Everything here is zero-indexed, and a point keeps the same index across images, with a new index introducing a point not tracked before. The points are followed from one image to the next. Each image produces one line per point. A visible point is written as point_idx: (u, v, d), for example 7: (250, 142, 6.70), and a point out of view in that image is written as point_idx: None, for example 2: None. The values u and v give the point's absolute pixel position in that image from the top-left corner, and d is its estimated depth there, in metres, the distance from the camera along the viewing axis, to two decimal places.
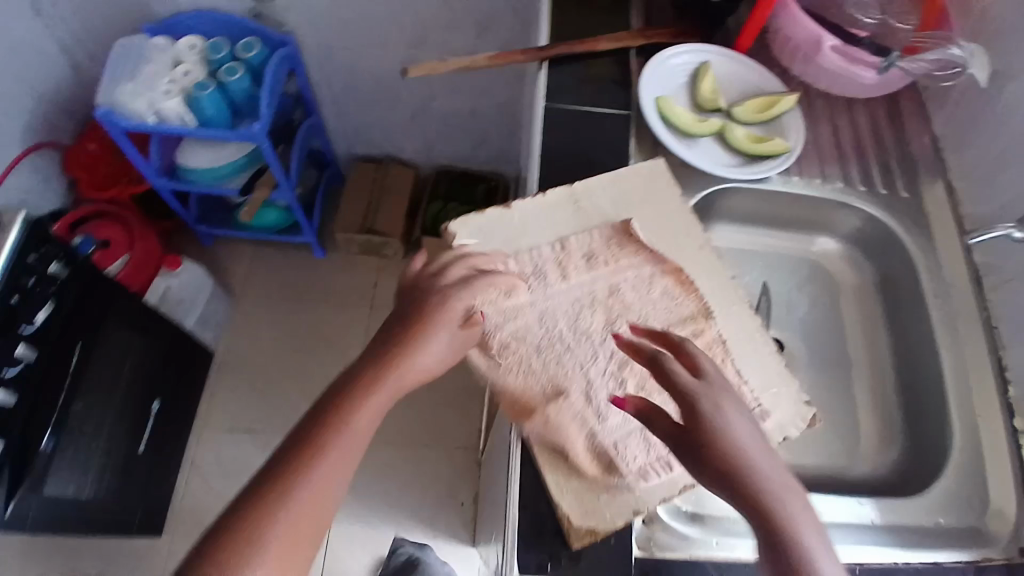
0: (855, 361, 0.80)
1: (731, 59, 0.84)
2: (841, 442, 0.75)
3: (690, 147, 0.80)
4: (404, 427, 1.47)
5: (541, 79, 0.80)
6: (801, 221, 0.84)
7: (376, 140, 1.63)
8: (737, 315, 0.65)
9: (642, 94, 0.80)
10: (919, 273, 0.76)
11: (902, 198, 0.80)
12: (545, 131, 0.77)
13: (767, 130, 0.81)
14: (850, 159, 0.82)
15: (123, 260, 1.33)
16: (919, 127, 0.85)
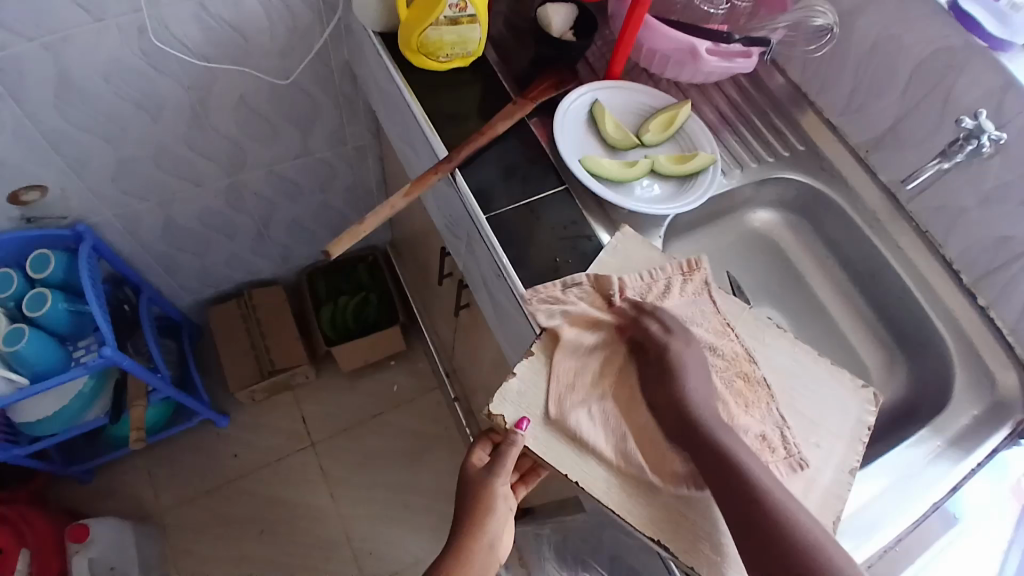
0: (830, 304, 0.87)
1: (616, 88, 0.84)
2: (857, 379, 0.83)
3: (630, 191, 0.78)
4: (415, 544, 1.35)
5: (465, 187, 0.74)
6: (733, 204, 0.88)
7: (224, 275, 1.41)
8: (776, 341, 0.66)
9: (568, 162, 0.76)
10: (847, 211, 0.84)
11: (801, 149, 0.87)
12: (501, 242, 0.71)
13: (678, 143, 0.83)
14: (747, 136, 0.88)
15: (22, 563, 1.07)
16: (782, 81, 0.91)
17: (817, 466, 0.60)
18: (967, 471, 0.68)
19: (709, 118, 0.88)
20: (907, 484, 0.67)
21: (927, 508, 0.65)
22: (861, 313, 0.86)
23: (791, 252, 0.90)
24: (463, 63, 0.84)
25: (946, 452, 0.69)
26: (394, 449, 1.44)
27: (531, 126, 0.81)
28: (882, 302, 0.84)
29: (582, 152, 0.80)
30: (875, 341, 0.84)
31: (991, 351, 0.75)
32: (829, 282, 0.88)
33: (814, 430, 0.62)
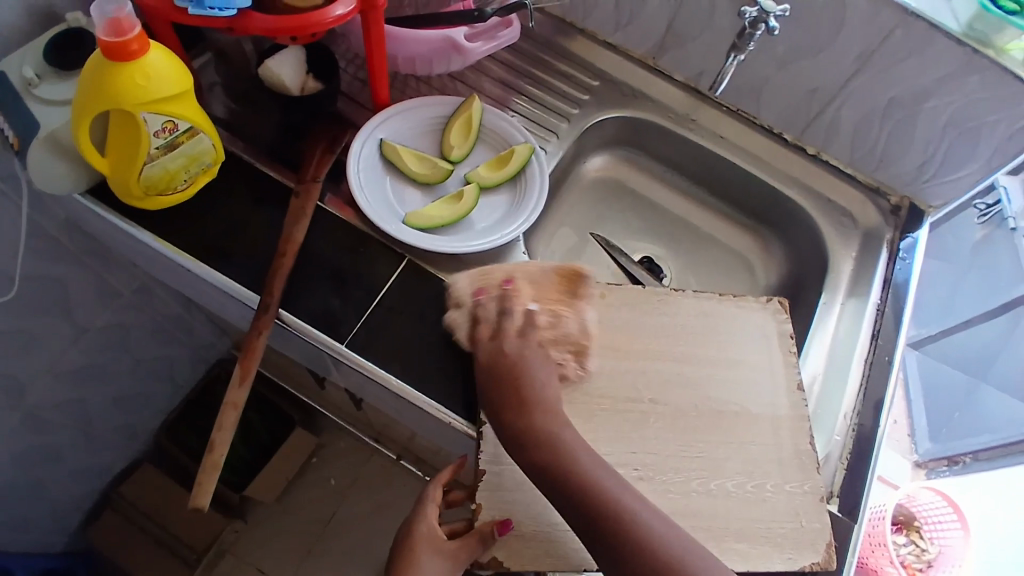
0: (689, 216, 0.89)
1: (395, 117, 0.73)
2: (739, 270, 0.87)
3: (472, 224, 0.70)
4: None
5: (310, 326, 0.62)
6: (563, 172, 0.84)
7: (78, 492, 1.18)
8: (680, 303, 0.66)
9: (396, 233, 0.66)
10: (666, 125, 0.83)
11: (596, 85, 0.83)
12: (384, 360, 0.61)
13: (485, 145, 0.75)
14: (542, 95, 0.81)
15: None
16: (542, 22, 0.85)
17: (776, 397, 0.62)
18: (873, 311, 0.74)
19: (496, 97, 0.79)
20: (842, 349, 0.72)
21: (862, 367, 0.70)
22: (714, 208, 0.89)
23: (633, 182, 0.89)
24: (210, 177, 0.70)
25: (848, 305, 0.75)
26: (370, 535, 1.33)
27: (332, 209, 0.69)
28: (731, 190, 0.86)
29: (402, 209, 0.70)
30: (735, 229, 0.88)
31: (825, 197, 0.81)
32: (675, 194, 0.89)
33: (753, 368, 0.63)
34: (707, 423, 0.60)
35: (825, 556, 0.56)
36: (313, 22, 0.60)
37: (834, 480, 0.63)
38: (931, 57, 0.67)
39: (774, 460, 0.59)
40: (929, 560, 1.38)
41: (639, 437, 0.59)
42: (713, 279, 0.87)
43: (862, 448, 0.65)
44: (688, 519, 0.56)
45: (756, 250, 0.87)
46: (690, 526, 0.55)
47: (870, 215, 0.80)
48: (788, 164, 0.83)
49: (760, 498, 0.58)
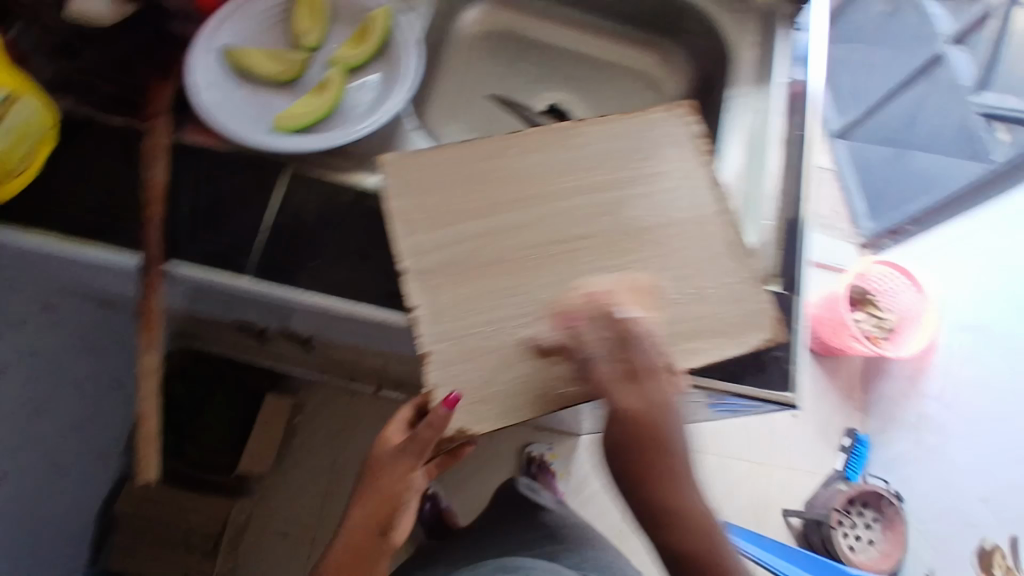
0: (582, 49, 0.84)
1: (231, 15, 0.63)
2: (643, 91, 0.83)
3: (350, 113, 0.64)
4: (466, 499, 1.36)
5: (205, 271, 0.58)
6: (438, 33, 0.76)
7: (72, 516, 1.15)
8: (587, 132, 0.62)
9: (264, 141, 0.59)
10: None
11: None
12: (295, 279, 0.58)
13: (339, 22, 0.66)
14: None
15: None
16: None
17: (699, 199, 0.61)
18: (783, 90, 0.71)
19: None
20: (757, 137, 0.70)
21: (781, 148, 0.69)
22: (604, 34, 0.83)
23: (516, 29, 0.83)
24: (50, 147, 0.60)
25: (758, 91, 0.72)
26: None
27: (190, 138, 0.61)
28: (619, 7, 0.80)
29: (266, 117, 0.62)
30: (630, 49, 0.83)
31: None
32: (564, 30, 0.83)
33: (672, 178, 0.61)
34: (638, 244, 0.59)
35: (775, 333, 0.58)
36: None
37: (768, 263, 0.64)
38: None
39: (709, 259, 0.60)
40: (892, 325, 1.50)
41: (576, 275, 0.57)
42: (618, 105, 0.83)
43: (789, 227, 0.66)
44: (641, 336, 0.56)
45: (655, 65, 0.83)
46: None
47: None
48: None
49: (700, 298, 0.59)
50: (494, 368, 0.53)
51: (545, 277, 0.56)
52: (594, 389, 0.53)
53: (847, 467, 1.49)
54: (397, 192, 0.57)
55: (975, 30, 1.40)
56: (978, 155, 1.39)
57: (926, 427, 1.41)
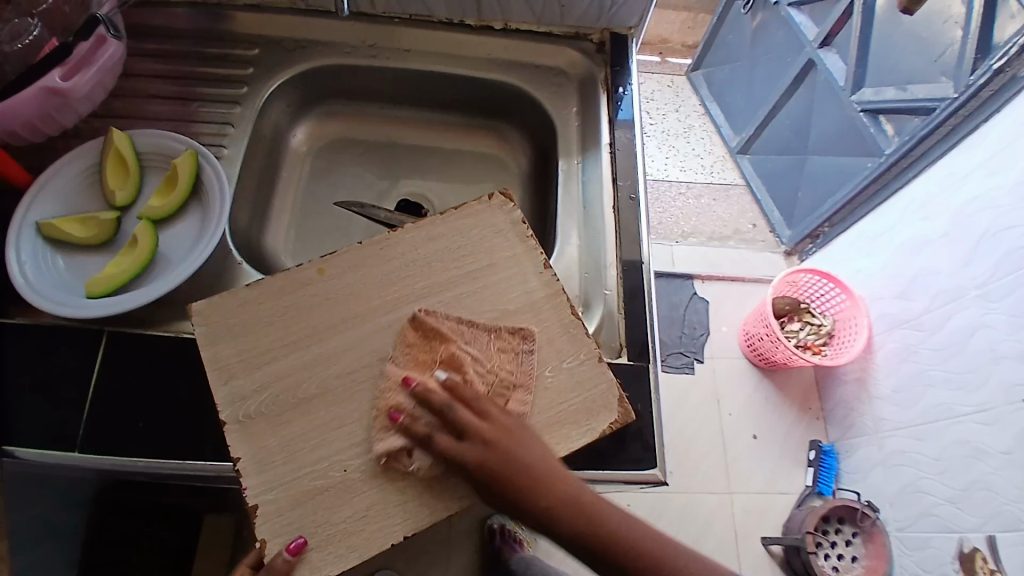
0: (423, 141, 0.85)
1: (44, 187, 0.63)
2: (490, 170, 0.85)
3: (169, 261, 0.64)
4: None
5: (35, 453, 0.56)
6: (270, 155, 0.77)
7: None
8: (405, 239, 0.62)
9: (76, 308, 0.58)
10: (347, 62, 0.77)
11: (255, 53, 0.75)
12: (123, 449, 0.56)
13: (154, 172, 0.67)
14: (201, 91, 0.72)
15: None
16: (166, 16, 0.76)
17: (528, 284, 0.60)
18: (608, 155, 0.73)
19: (149, 118, 0.70)
20: (588, 207, 0.71)
21: (612, 213, 0.70)
22: (442, 123, 0.85)
23: (354, 134, 0.84)
24: None
25: (585, 160, 0.74)
26: None
27: (18, 318, 0.60)
28: (448, 98, 0.82)
29: (84, 281, 0.62)
30: (470, 134, 0.85)
31: (529, 67, 0.78)
32: (402, 127, 0.85)
33: (498, 268, 0.61)
34: (471, 342, 0.57)
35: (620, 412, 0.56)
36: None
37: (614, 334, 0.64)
38: None
39: (547, 344, 0.58)
40: (829, 330, 1.49)
41: (406, 390, 0.55)
42: (469, 189, 0.84)
43: (630, 292, 0.66)
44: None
45: (496, 144, 0.85)
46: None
47: (577, 62, 0.78)
48: (483, 48, 0.78)
49: (541, 387, 0.56)
50: (327, 506, 0.51)
51: (375, 397, 0.55)
52: (433, 509, 0.51)
53: (818, 482, 1.45)
54: (212, 340, 0.56)
55: (838, 31, 1.47)
56: (872, 151, 1.44)
57: (881, 431, 1.35)
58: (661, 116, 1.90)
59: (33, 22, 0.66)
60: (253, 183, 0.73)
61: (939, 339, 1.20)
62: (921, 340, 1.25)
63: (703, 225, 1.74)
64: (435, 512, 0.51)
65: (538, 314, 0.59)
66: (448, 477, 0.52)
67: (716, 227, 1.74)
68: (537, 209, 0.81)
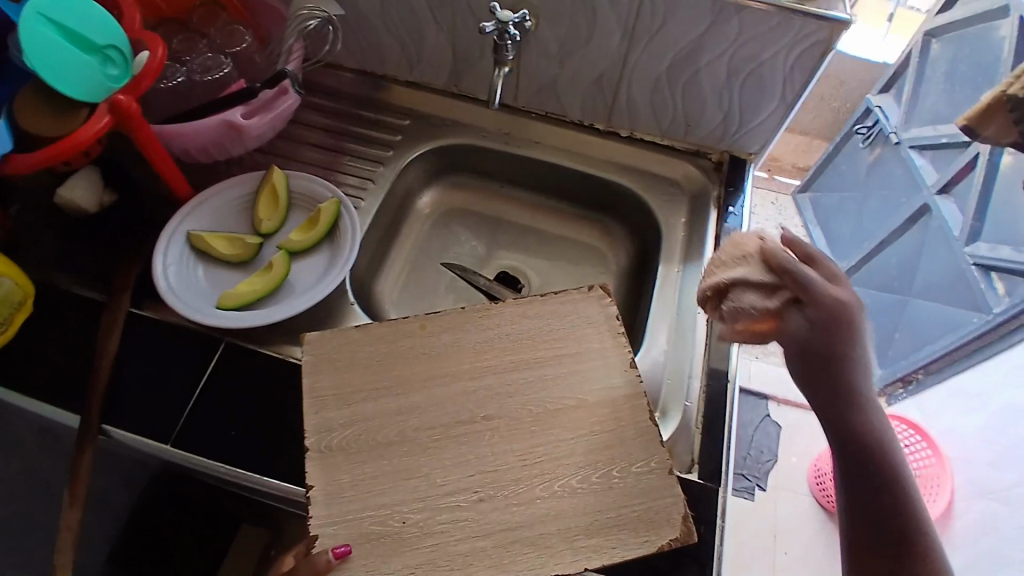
0: (534, 223, 0.91)
1: (203, 204, 0.73)
2: (589, 261, 0.88)
3: (292, 290, 0.71)
4: None
5: (135, 434, 0.62)
6: (397, 212, 0.85)
7: None
8: (504, 314, 0.65)
9: (206, 315, 0.66)
10: (482, 143, 0.85)
11: (405, 123, 0.85)
12: (212, 453, 0.61)
13: (297, 209, 0.76)
14: (353, 147, 0.82)
15: None
16: (339, 81, 0.87)
17: (613, 380, 0.62)
18: None
19: (304, 163, 0.80)
20: (681, 318, 0.73)
21: (705, 328, 0.71)
22: (554, 209, 0.90)
23: (473, 205, 0.91)
24: (27, 313, 0.66)
25: (687, 269, 0.76)
26: None
27: (146, 311, 0.69)
28: (564, 188, 0.88)
29: (216, 292, 0.70)
30: (579, 224, 0.90)
31: (647, 175, 0.83)
32: (518, 206, 0.91)
33: (585, 360, 0.63)
34: (546, 427, 0.59)
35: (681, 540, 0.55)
36: (80, 136, 0.61)
37: (688, 452, 0.64)
38: (670, 34, 0.69)
39: (618, 443, 0.59)
40: None
41: (478, 456, 0.58)
42: (567, 275, 0.88)
43: (709, 410, 0.66)
44: (535, 526, 0.55)
45: (600, 238, 0.89)
46: (537, 535, 0.54)
47: (694, 178, 0.82)
48: (608, 151, 0.84)
49: (610, 487, 0.57)
50: (379, 553, 0.53)
51: (447, 458, 0.57)
52: None
53: None
54: (315, 369, 0.61)
55: (958, 181, 1.44)
56: (978, 308, 1.36)
57: None
58: (760, 231, 1.89)
59: (226, 61, 0.79)
60: (376, 234, 0.81)
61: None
62: (1008, 517, 1.14)
63: None
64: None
65: (615, 415, 0.60)
66: (495, 557, 0.53)
67: None
68: (630, 307, 0.83)
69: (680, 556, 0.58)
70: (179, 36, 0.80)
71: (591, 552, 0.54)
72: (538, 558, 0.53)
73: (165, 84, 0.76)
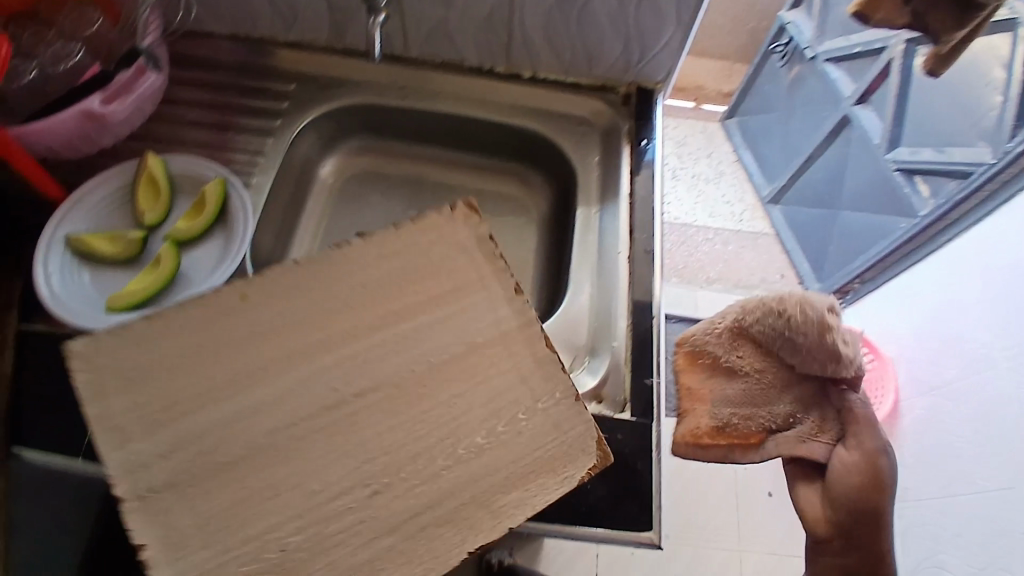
0: (449, 178, 0.87)
1: (76, 204, 0.66)
2: (509, 211, 0.86)
3: (189, 281, 0.66)
4: None
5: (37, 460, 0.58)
6: (298, 185, 0.80)
7: None
8: None
9: (94, 320, 0.60)
10: (378, 100, 0.80)
11: (292, 88, 0.79)
12: None
13: (183, 196, 0.70)
14: (236, 120, 0.76)
15: None
16: (211, 49, 0.80)
17: (496, 313, 0.52)
18: (625, 206, 0.73)
19: (185, 144, 0.74)
20: (601, 259, 0.72)
21: (625, 265, 0.70)
22: (466, 162, 0.87)
23: (381, 168, 0.86)
24: None
25: (604, 207, 0.74)
26: None
27: (37, 326, 0.63)
28: (473, 138, 0.84)
29: (105, 295, 0.64)
30: (494, 174, 0.87)
31: (555, 115, 0.80)
32: (429, 163, 0.87)
33: None
34: None
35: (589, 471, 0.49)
36: None
37: (618, 390, 0.64)
38: None
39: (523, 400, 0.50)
40: None
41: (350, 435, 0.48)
42: (489, 229, 0.85)
43: (635, 346, 0.66)
44: (431, 508, 0.46)
45: (517, 186, 0.86)
46: (441, 517, 0.46)
47: (602, 113, 0.79)
48: (511, 94, 0.80)
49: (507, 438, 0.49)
50: None
51: None
52: None
53: None
54: None
55: (876, 88, 1.46)
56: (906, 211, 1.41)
57: (907, 500, 1.29)
58: (693, 162, 1.89)
59: (78, 47, 0.68)
60: (277, 210, 0.76)
61: (970, 413, 1.15)
62: (951, 409, 1.20)
63: (730, 272, 1.72)
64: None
65: None
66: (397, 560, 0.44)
67: (741, 275, 1.72)
68: (553, 253, 0.81)
69: (620, 493, 0.58)
70: (27, 29, 0.68)
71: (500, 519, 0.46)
72: (446, 546, 0.45)
73: (21, 82, 0.66)
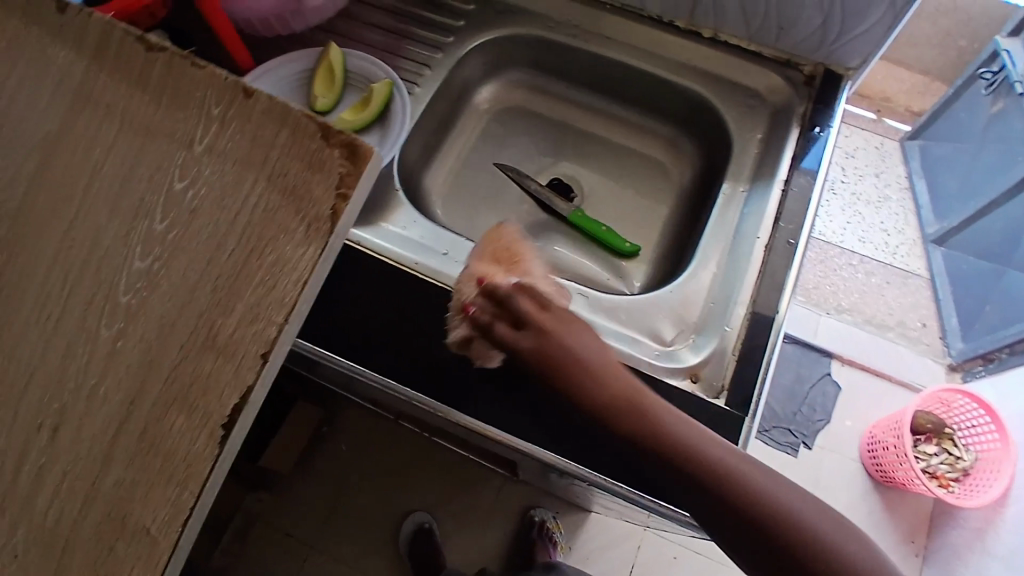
0: (599, 131, 0.86)
1: (262, 74, 0.72)
2: (653, 176, 0.84)
3: None
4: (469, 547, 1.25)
5: None
6: (454, 104, 0.82)
7: None
8: None
9: None
10: (548, 35, 0.79)
11: (471, 8, 0.80)
12: None
13: (352, 90, 0.74)
14: (415, 29, 0.78)
15: None
16: None
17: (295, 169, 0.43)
18: (778, 193, 0.68)
19: (365, 43, 0.78)
20: (739, 242, 0.68)
21: (763, 253, 0.65)
22: (621, 118, 0.85)
23: (536, 107, 0.87)
24: None
25: (756, 187, 0.70)
26: (387, 488, 1.28)
27: None
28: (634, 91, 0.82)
29: None
30: (647, 135, 0.84)
31: (728, 82, 0.75)
32: (585, 111, 0.86)
33: None
34: None
35: (332, 220, 0.42)
36: None
37: (722, 378, 0.60)
38: None
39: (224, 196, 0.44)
40: (966, 468, 1.29)
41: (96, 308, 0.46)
42: (625, 189, 0.84)
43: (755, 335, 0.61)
44: (172, 362, 0.44)
45: (666, 150, 0.84)
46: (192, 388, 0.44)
47: (779, 89, 0.74)
48: (686, 52, 0.76)
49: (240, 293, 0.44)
50: None
51: None
52: None
53: None
54: None
55: None
56: None
57: None
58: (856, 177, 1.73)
59: None
60: (429, 122, 0.78)
61: None
62: None
63: (863, 305, 1.58)
64: (228, 449, 0.44)
65: None
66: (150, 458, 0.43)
67: (875, 311, 1.57)
68: (687, 225, 0.78)
69: None
70: None
71: (265, 328, 0.43)
72: (227, 399, 0.43)
73: None
